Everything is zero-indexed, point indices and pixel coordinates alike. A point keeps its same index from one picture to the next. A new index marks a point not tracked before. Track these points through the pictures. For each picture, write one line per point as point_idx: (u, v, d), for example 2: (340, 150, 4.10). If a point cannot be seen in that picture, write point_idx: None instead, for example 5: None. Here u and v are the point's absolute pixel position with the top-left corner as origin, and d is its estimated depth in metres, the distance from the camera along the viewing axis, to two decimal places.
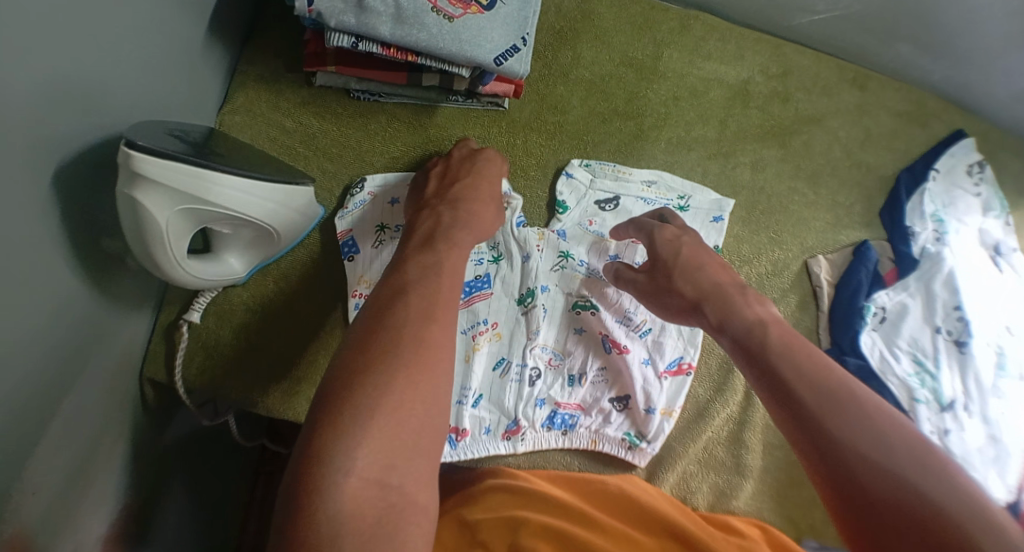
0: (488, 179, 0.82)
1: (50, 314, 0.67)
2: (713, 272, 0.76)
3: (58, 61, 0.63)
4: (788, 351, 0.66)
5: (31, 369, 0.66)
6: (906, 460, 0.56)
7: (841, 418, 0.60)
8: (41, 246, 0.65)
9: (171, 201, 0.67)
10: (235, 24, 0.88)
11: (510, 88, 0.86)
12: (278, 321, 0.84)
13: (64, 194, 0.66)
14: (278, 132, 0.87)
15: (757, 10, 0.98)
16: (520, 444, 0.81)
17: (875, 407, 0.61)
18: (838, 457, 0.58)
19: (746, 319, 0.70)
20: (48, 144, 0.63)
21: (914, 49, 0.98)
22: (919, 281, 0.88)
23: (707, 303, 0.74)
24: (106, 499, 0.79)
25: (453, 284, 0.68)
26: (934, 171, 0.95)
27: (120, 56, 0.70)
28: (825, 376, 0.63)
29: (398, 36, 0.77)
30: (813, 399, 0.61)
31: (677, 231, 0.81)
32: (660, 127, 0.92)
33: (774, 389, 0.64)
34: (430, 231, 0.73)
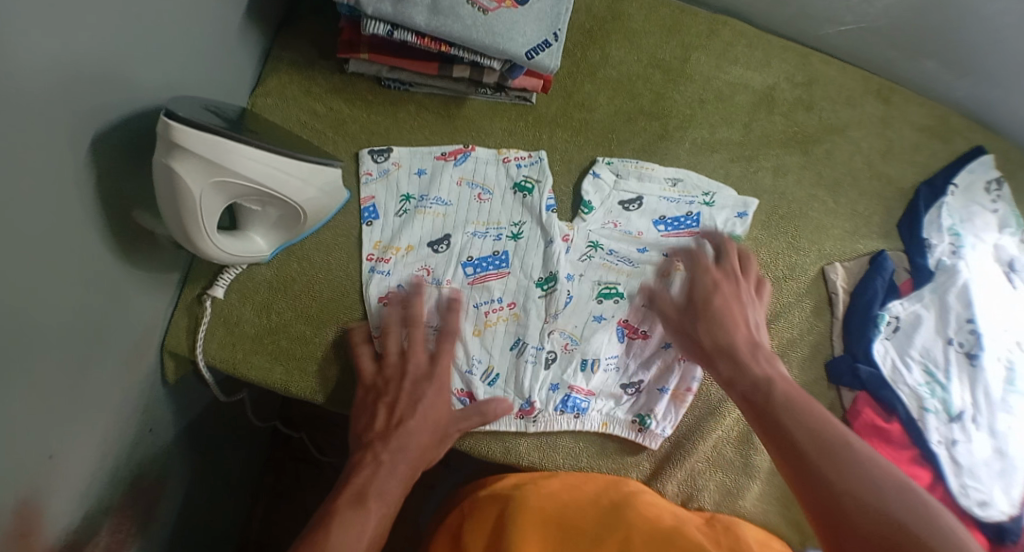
0: (438, 406, 0.77)
1: (80, 278, 0.68)
2: (743, 335, 0.77)
3: (103, 32, 0.64)
4: (793, 410, 0.68)
5: (60, 334, 0.67)
6: (902, 505, 0.60)
7: (836, 468, 0.63)
8: (74, 210, 0.66)
9: (204, 176, 0.69)
10: (273, 9, 0.90)
11: (538, 83, 0.88)
12: (301, 303, 0.84)
13: (99, 163, 0.68)
14: (308, 115, 0.88)
15: (787, 18, 1.00)
16: (532, 424, 0.81)
17: (868, 457, 0.64)
18: (846, 509, 0.61)
19: (753, 376, 0.73)
20: (88, 114, 0.65)
21: (938, 64, 0.99)
22: (934, 293, 0.89)
23: (721, 357, 0.75)
24: (119, 469, 0.80)
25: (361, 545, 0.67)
26: (953, 186, 0.96)
27: (162, 32, 0.72)
28: (822, 430, 0.66)
29: (434, 26, 0.78)
30: (816, 457, 0.65)
31: (719, 276, 0.81)
32: (684, 129, 0.93)
33: (779, 449, 0.67)
34: (365, 481, 0.72)
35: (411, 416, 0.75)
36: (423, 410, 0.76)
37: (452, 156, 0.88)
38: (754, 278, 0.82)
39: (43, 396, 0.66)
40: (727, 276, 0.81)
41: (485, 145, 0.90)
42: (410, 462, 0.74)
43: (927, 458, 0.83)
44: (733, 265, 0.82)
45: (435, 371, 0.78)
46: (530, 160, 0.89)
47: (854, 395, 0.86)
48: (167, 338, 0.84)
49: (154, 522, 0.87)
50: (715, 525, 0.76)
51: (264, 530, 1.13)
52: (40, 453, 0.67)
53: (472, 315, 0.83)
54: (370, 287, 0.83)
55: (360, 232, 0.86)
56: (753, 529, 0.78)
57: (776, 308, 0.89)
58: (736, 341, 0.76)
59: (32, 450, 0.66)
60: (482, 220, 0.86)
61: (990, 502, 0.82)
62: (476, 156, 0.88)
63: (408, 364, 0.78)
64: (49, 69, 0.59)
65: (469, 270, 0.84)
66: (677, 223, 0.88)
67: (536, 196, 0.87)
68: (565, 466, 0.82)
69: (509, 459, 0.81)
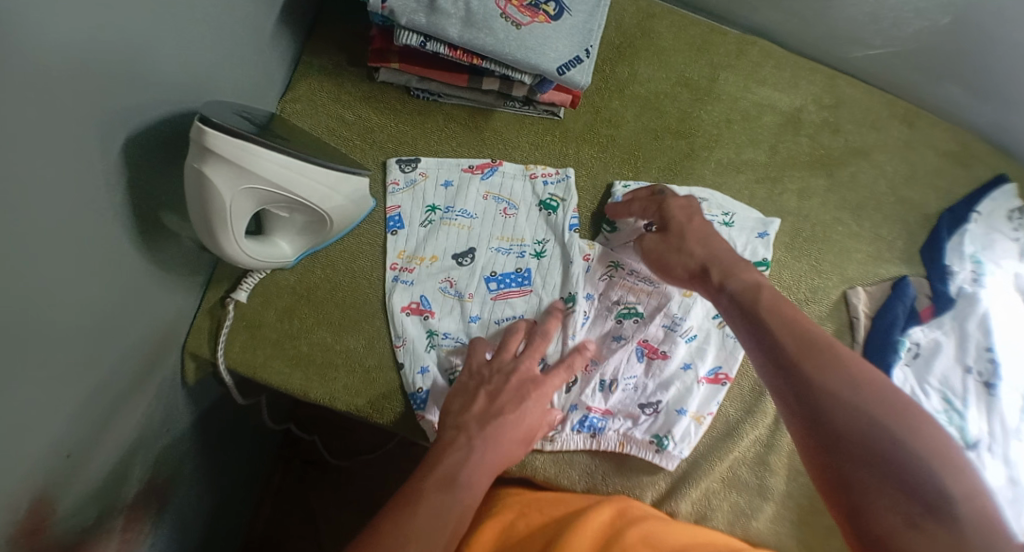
0: (537, 415, 0.77)
1: (103, 278, 0.68)
2: (723, 243, 0.79)
3: (138, 36, 0.64)
4: (778, 310, 0.71)
5: (82, 334, 0.67)
6: (872, 398, 0.63)
7: (812, 360, 0.66)
8: (101, 210, 0.66)
9: (233, 180, 0.68)
10: (304, 14, 0.90)
11: (567, 99, 0.88)
12: (323, 311, 0.84)
13: (128, 165, 0.68)
14: (336, 122, 0.88)
15: (815, 40, 1.01)
16: (548, 443, 0.82)
17: (844, 352, 0.66)
18: (821, 396, 0.64)
19: (743, 279, 0.74)
20: (120, 117, 0.65)
21: (965, 90, 0.99)
22: (953, 320, 0.89)
23: (711, 266, 0.77)
24: (132, 469, 0.79)
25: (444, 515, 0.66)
26: (976, 213, 0.96)
27: (195, 35, 0.72)
28: (803, 328, 0.68)
29: (466, 38, 0.78)
30: (795, 349, 0.67)
31: (686, 201, 0.83)
32: (710, 148, 0.93)
33: (758, 345, 0.69)
34: (455, 466, 0.71)
35: (510, 416, 0.75)
36: (521, 415, 0.76)
37: (479, 170, 0.88)
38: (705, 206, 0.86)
39: (59, 394, 0.66)
40: (692, 202, 0.83)
41: (512, 159, 0.90)
42: (496, 458, 0.73)
43: None
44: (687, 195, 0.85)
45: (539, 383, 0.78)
46: (557, 177, 0.89)
47: None
48: (187, 339, 0.83)
49: (164, 521, 0.87)
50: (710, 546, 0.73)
51: (271, 527, 1.13)
52: (53, 449, 0.67)
53: (494, 330, 0.83)
54: (392, 298, 0.84)
55: (384, 240, 0.86)
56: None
57: None
58: (717, 248, 0.78)
59: (46, 447, 0.65)
60: (506, 235, 0.87)
61: None
62: (503, 171, 0.88)
63: (521, 369, 0.78)
64: (81, 68, 0.60)
65: (492, 285, 0.85)
66: None
67: (560, 215, 0.87)
68: (580, 483, 0.82)
69: (524, 473, 0.82)
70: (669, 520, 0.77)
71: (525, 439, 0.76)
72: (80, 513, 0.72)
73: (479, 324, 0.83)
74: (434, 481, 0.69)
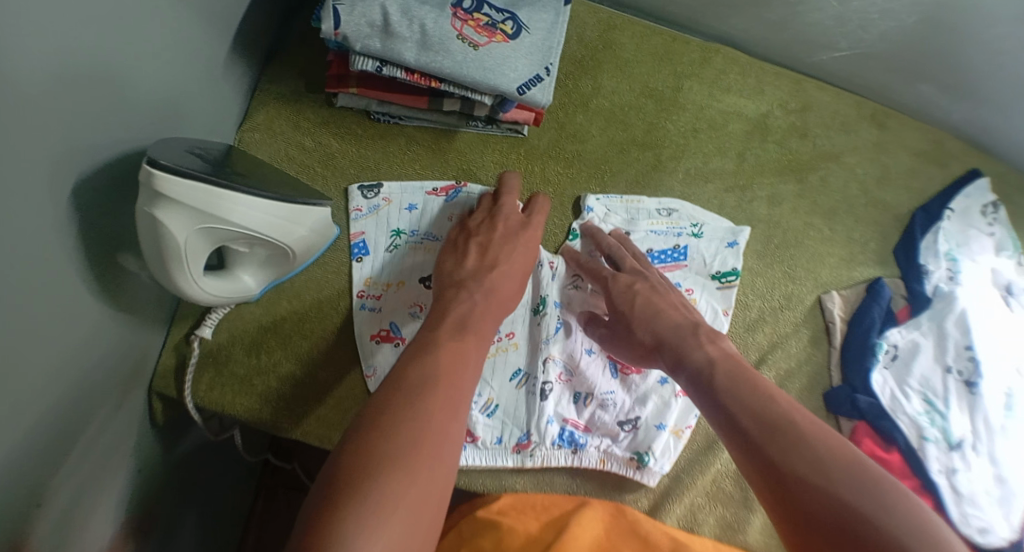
0: (528, 255, 0.81)
1: (57, 326, 0.66)
2: (674, 316, 0.77)
3: (83, 80, 0.63)
4: (734, 386, 0.67)
5: (41, 385, 0.65)
6: (840, 475, 0.58)
7: (776, 441, 0.62)
8: (52, 258, 0.64)
9: (189, 223, 0.67)
10: (259, 44, 0.89)
11: (530, 116, 0.87)
12: (292, 342, 0.82)
13: (80, 211, 0.66)
14: (297, 150, 0.87)
15: (781, 44, 1.00)
16: (529, 459, 0.80)
17: (806, 425, 0.62)
18: (789, 475, 0.60)
19: (696, 359, 0.71)
20: (69, 163, 0.64)
21: (934, 87, 0.99)
22: (932, 320, 0.88)
23: (665, 345, 0.75)
24: (104, 517, 0.77)
25: (469, 370, 0.67)
26: (949, 210, 0.95)
27: (145, 74, 0.70)
28: (760, 404, 0.65)
29: (424, 62, 0.77)
30: (757, 430, 0.63)
31: (630, 278, 0.82)
32: (678, 158, 0.92)
33: (721, 425, 0.66)
34: (461, 314, 0.72)
35: (501, 260, 0.79)
36: (515, 256, 0.80)
37: (445, 191, 0.87)
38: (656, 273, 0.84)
39: (20, 449, 0.64)
40: (636, 273, 0.82)
41: (477, 180, 0.89)
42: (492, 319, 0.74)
43: (928, 487, 0.81)
44: (632, 261, 0.84)
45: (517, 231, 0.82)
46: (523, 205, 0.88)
47: (853, 425, 0.85)
48: (155, 379, 0.82)
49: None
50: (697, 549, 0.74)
51: None
52: (17, 507, 0.64)
53: None
54: (360, 322, 0.83)
55: (351, 268, 0.85)
56: None
57: (772, 339, 0.88)
58: (669, 323, 0.76)
59: (9, 505, 0.63)
60: None
61: (990, 529, 0.81)
62: (469, 192, 0.87)
63: (503, 219, 0.83)
64: (20, 117, 0.58)
65: None
66: (666, 255, 0.88)
67: None
68: None
69: None
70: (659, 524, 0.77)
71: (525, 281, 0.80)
72: None
73: None
74: (432, 346, 0.67)
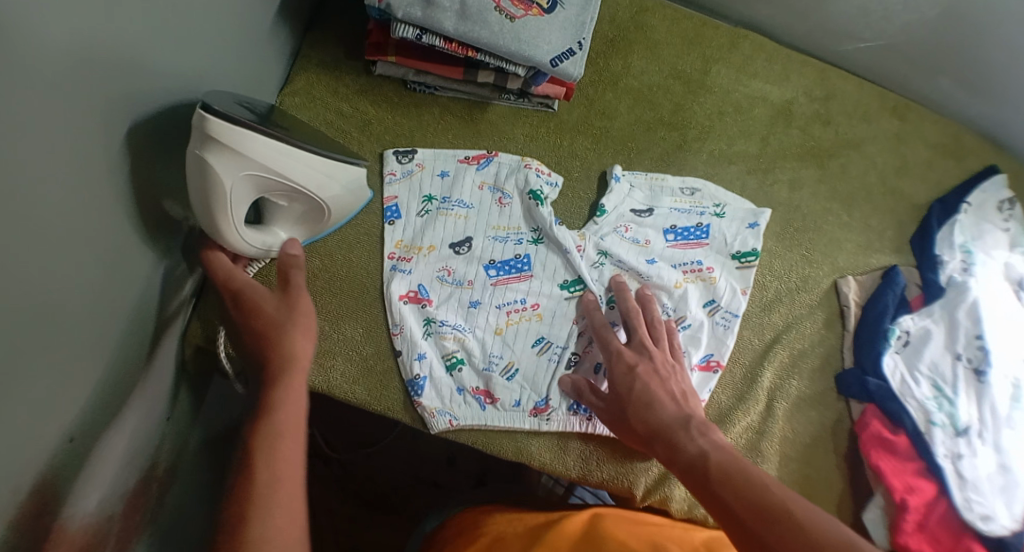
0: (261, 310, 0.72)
1: (107, 263, 0.69)
2: (668, 408, 0.74)
3: (144, 25, 0.66)
4: (726, 478, 0.66)
5: (91, 318, 0.68)
6: None
7: (771, 526, 0.61)
8: (107, 195, 0.67)
9: (232, 166, 0.70)
10: (303, 9, 0.92)
11: (561, 91, 0.89)
12: (322, 300, 0.84)
13: (134, 152, 0.69)
14: (335, 115, 0.90)
15: (807, 35, 1.02)
16: (545, 423, 0.82)
17: (801, 510, 0.61)
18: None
19: (687, 452, 0.70)
20: (127, 105, 0.66)
21: (955, 82, 1.01)
22: (944, 309, 0.90)
23: (660, 438, 0.73)
24: (142, 459, 0.79)
25: (293, 446, 0.64)
26: (966, 203, 0.97)
27: (199, 27, 0.73)
28: (753, 490, 0.64)
29: (462, 31, 0.80)
30: (753, 521, 0.62)
31: (632, 359, 0.79)
32: (702, 139, 0.94)
33: (717, 517, 0.65)
34: (278, 401, 0.66)
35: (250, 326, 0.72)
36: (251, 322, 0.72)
37: (475, 160, 0.89)
38: (666, 348, 0.81)
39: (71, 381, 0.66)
40: (641, 351, 0.79)
41: (508, 151, 0.91)
42: (302, 344, 0.71)
43: (932, 471, 0.83)
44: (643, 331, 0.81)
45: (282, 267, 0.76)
46: (550, 178, 0.90)
47: (863, 407, 0.88)
48: (189, 327, 0.85)
49: (170, 512, 0.87)
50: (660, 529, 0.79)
51: None
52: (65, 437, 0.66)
53: (494, 315, 0.85)
54: (387, 285, 0.85)
55: (383, 231, 0.87)
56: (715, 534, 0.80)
57: (787, 319, 0.90)
58: (661, 418, 0.74)
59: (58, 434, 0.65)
60: (501, 224, 0.88)
61: (992, 517, 0.82)
62: (499, 162, 0.90)
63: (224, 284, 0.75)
64: (88, 54, 0.60)
65: (492, 272, 0.86)
66: (688, 233, 0.90)
67: (539, 217, 0.88)
68: (574, 468, 0.83)
69: (520, 457, 0.82)
70: (639, 527, 0.78)
71: (307, 333, 0.72)
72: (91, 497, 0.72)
73: (480, 309, 0.85)
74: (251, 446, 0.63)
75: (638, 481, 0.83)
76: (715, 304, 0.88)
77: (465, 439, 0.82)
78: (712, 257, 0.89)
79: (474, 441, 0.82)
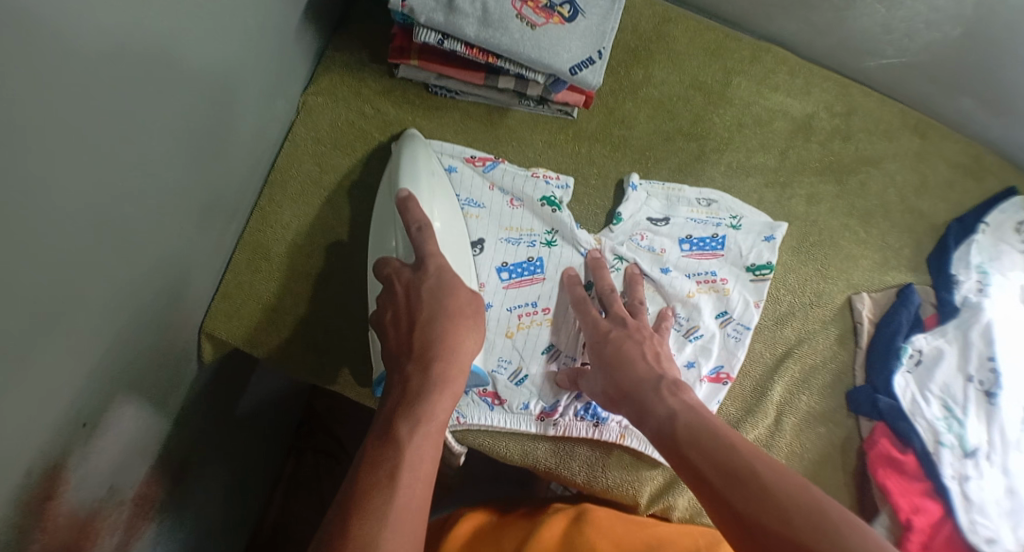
0: (454, 285, 0.73)
1: (146, 266, 0.68)
2: (642, 368, 0.77)
3: (194, 34, 0.66)
4: (696, 440, 0.68)
5: (126, 320, 0.67)
6: (805, 528, 0.58)
7: (737, 486, 0.63)
8: (151, 202, 0.66)
9: (384, 225, 0.81)
10: (330, 11, 0.92)
11: (581, 99, 0.90)
12: (339, 298, 0.86)
13: (179, 155, 0.69)
14: (357, 116, 0.91)
15: (829, 50, 1.02)
16: (551, 427, 0.83)
17: (768, 473, 0.63)
18: (753, 529, 0.60)
19: (657, 414, 0.72)
20: (173, 111, 0.66)
21: (976, 101, 1.00)
22: (957, 328, 0.90)
23: (632, 398, 0.75)
24: (161, 454, 0.78)
25: (455, 386, 0.68)
26: (984, 224, 0.96)
27: (240, 33, 0.73)
28: (728, 455, 0.65)
29: (483, 38, 0.80)
30: (722, 482, 0.64)
31: (610, 326, 0.82)
32: (721, 151, 0.95)
33: (689, 478, 0.66)
34: (433, 336, 0.69)
35: (424, 297, 0.71)
36: (443, 294, 0.72)
37: (481, 160, 0.89)
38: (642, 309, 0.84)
39: (106, 382, 0.66)
40: (624, 320, 0.82)
41: (524, 156, 0.92)
42: (459, 377, 0.69)
43: (939, 492, 0.83)
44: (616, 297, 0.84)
45: (445, 287, 0.72)
46: (559, 182, 0.90)
47: (872, 426, 0.88)
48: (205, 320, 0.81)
49: (190, 506, 0.87)
50: (643, 525, 0.81)
51: (283, 516, 1.13)
52: (92, 436, 0.66)
53: (505, 317, 0.86)
54: None
55: None
56: (695, 533, 0.81)
57: (800, 334, 0.91)
58: (635, 378, 0.76)
59: (87, 434, 0.65)
60: (514, 226, 0.88)
61: (997, 540, 0.82)
62: (504, 167, 0.89)
63: (424, 266, 0.73)
64: (144, 62, 0.60)
65: (504, 275, 0.87)
66: (704, 243, 0.90)
67: (550, 221, 0.89)
68: (579, 473, 0.83)
69: (525, 460, 0.83)
70: (624, 523, 0.80)
71: (473, 309, 0.73)
72: (115, 496, 0.71)
73: (492, 312, 0.85)
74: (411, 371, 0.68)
75: (643, 487, 0.83)
76: (727, 316, 0.88)
77: (474, 442, 0.82)
78: (727, 269, 0.90)
79: (481, 444, 0.82)
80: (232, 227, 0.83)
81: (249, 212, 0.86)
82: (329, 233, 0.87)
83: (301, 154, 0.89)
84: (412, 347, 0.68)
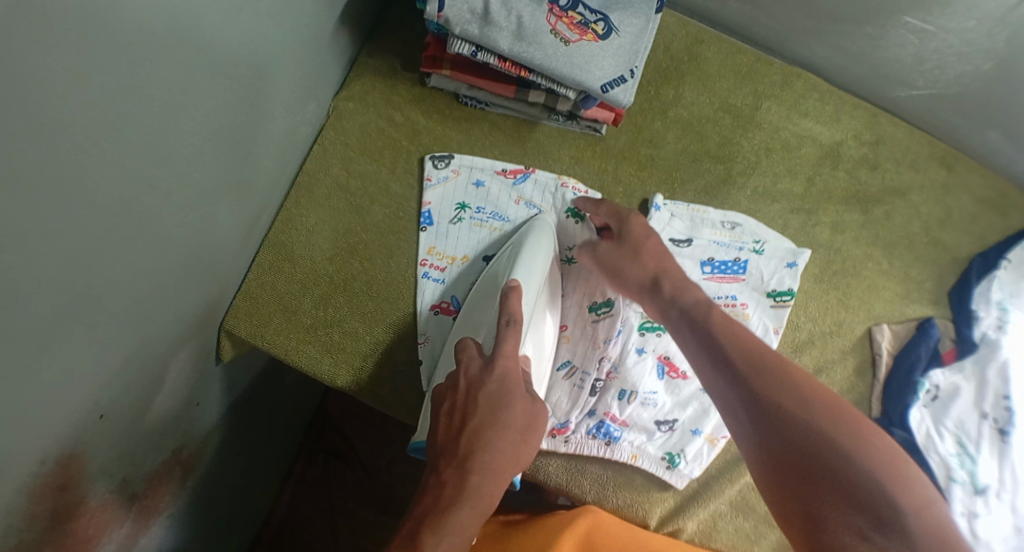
0: (512, 401, 0.73)
1: (172, 265, 0.68)
2: (676, 266, 0.84)
3: (232, 37, 0.66)
4: (726, 325, 0.77)
5: (151, 317, 0.67)
6: (812, 410, 0.69)
7: (759, 373, 0.72)
8: (182, 202, 0.66)
9: (487, 297, 0.82)
10: (365, 16, 0.93)
11: (610, 116, 0.90)
12: (359, 304, 0.85)
13: (211, 155, 0.69)
14: (386, 122, 0.91)
15: (860, 77, 1.02)
16: (563, 444, 0.83)
17: (785, 367, 0.73)
18: (768, 406, 0.70)
19: (691, 299, 0.80)
20: (207, 113, 0.66)
21: (1004, 136, 1.00)
22: (975, 365, 0.90)
23: (664, 278, 0.82)
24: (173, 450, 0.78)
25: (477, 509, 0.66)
26: (1006, 259, 0.95)
27: (276, 36, 0.73)
28: (754, 347, 0.74)
29: (516, 51, 0.80)
30: (746, 370, 0.72)
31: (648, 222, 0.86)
32: (747, 175, 0.94)
33: (712, 359, 0.75)
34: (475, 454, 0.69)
35: (480, 398, 0.72)
36: (503, 402, 0.72)
37: (512, 173, 0.90)
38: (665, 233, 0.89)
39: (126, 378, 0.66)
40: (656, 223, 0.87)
41: (550, 170, 0.92)
42: (496, 486, 0.69)
43: None
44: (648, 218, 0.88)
45: (505, 394, 0.73)
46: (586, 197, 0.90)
47: None
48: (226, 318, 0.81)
49: (198, 502, 0.87)
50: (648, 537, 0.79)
51: (289, 516, 1.13)
52: (108, 432, 0.65)
53: None
54: (423, 294, 0.86)
55: (417, 235, 0.88)
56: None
57: (818, 363, 0.91)
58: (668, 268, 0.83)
59: (102, 430, 0.64)
60: None
61: None
62: (535, 179, 0.90)
63: (495, 365, 0.74)
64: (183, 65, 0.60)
65: None
66: (725, 266, 0.90)
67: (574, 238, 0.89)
68: (590, 491, 0.83)
69: (535, 476, 0.83)
70: (626, 534, 0.79)
71: (525, 428, 0.73)
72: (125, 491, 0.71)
73: None
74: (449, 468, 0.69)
75: (653, 507, 0.84)
76: None
77: None
78: (748, 294, 0.90)
79: None
80: (257, 227, 0.83)
81: (274, 214, 0.86)
82: (352, 238, 0.87)
83: (329, 157, 0.89)
84: (464, 438, 0.70)
